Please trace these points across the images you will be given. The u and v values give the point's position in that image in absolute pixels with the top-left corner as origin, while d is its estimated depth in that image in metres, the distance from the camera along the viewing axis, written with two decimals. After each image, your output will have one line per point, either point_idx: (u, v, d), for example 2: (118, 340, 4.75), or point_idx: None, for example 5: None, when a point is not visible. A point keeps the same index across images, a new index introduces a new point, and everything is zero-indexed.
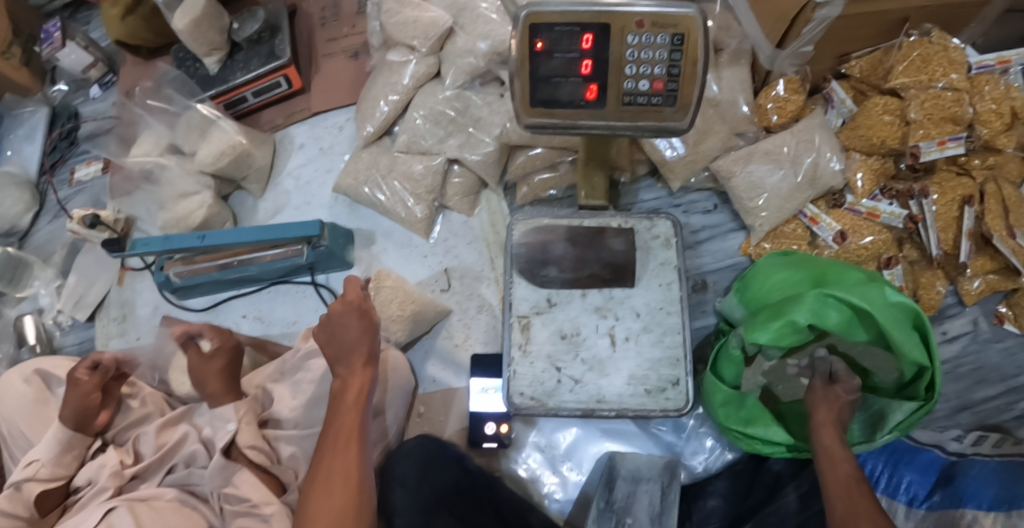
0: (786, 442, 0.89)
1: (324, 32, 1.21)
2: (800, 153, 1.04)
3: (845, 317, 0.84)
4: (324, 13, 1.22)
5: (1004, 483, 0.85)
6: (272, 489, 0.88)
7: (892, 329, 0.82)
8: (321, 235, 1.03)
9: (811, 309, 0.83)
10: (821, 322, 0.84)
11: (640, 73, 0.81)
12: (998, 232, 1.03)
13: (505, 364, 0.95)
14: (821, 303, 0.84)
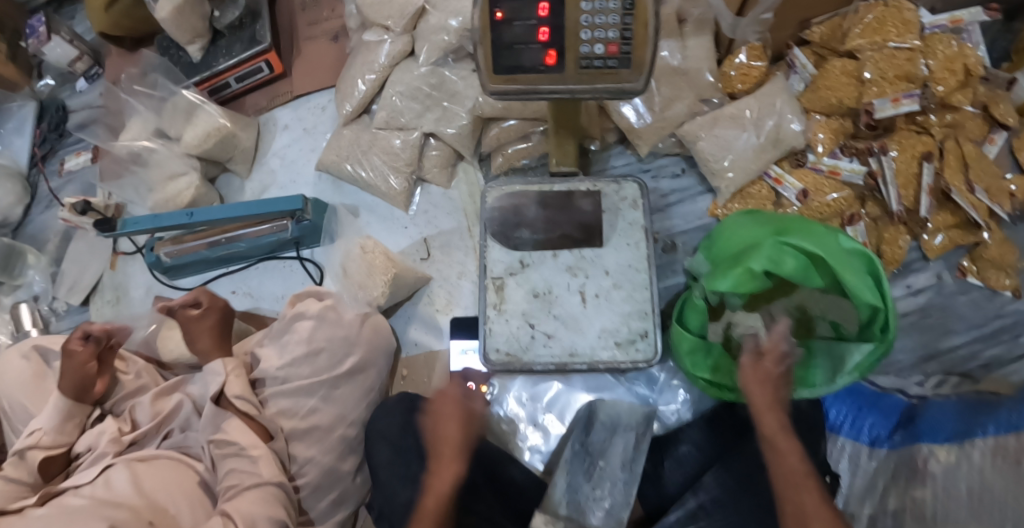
0: None
1: (304, 17, 1.25)
2: (763, 117, 1.08)
3: (801, 264, 0.88)
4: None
5: (961, 417, 0.87)
6: (259, 436, 0.93)
7: (845, 273, 0.86)
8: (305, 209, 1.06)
9: (767, 258, 0.87)
10: (777, 270, 0.88)
11: (595, 37, 0.85)
12: (956, 187, 1.07)
13: (482, 322, 1.00)
14: (777, 250, 0.87)
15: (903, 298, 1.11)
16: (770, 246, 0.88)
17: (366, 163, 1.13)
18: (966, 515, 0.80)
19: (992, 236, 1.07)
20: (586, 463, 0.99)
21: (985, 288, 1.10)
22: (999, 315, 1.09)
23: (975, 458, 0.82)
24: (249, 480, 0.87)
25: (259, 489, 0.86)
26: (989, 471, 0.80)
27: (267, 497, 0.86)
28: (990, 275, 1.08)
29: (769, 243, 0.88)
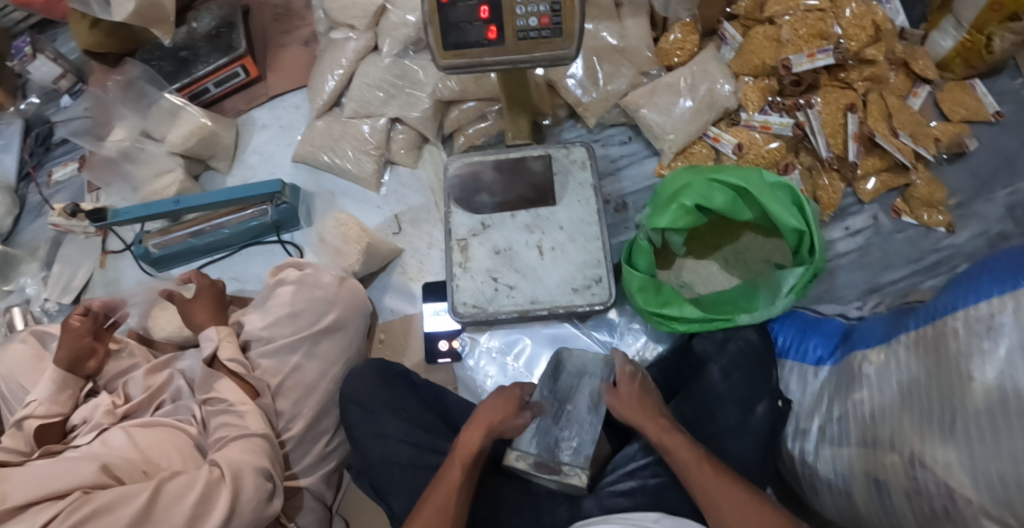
0: (699, 317, 1.02)
1: (277, 26, 1.38)
2: (696, 83, 1.19)
3: (729, 198, 1.00)
4: (275, 9, 1.39)
5: (889, 326, 0.94)
6: (247, 392, 0.99)
7: (768, 199, 0.98)
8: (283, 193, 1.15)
9: (699, 193, 1.00)
10: (708, 204, 1.01)
11: (529, 12, 0.95)
12: (880, 133, 1.15)
13: (449, 280, 1.08)
14: (707, 187, 1.00)
15: (842, 239, 1.19)
16: (700, 184, 1.00)
17: (338, 151, 1.23)
18: (894, 404, 0.87)
19: (918, 177, 1.15)
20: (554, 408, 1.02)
21: (919, 226, 1.17)
22: (936, 250, 1.15)
23: (902, 353, 0.89)
24: (236, 432, 0.93)
25: (243, 440, 0.92)
26: (911, 362, 0.87)
27: (256, 447, 0.92)
28: (921, 213, 1.16)
29: (700, 180, 1.00)
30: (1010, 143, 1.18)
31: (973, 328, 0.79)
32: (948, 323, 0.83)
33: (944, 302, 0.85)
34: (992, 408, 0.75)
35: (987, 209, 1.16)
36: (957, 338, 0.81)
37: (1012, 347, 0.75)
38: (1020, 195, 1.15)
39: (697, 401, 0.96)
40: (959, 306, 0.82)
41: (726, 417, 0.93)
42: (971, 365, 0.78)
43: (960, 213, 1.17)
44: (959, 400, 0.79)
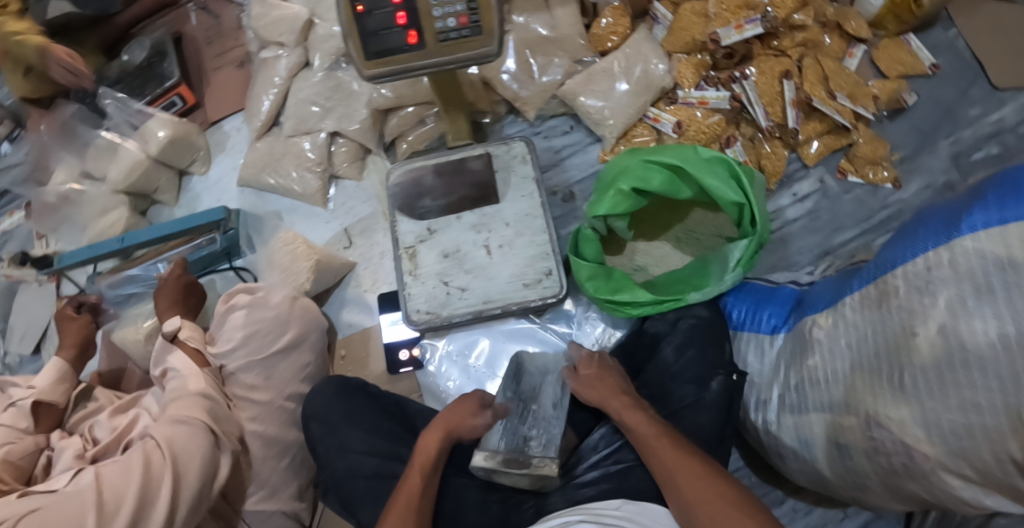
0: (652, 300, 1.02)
1: (211, 50, 1.37)
2: (631, 66, 1.19)
3: (666, 177, 1.00)
4: (208, 34, 1.38)
5: (835, 288, 0.96)
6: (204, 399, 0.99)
7: (704, 174, 0.98)
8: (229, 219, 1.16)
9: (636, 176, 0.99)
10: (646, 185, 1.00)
11: (446, 13, 0.95)
12: (817, 97, 1.15)
13: (400, 289, 1.08)
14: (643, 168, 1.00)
15: (792, 205, 1.19)
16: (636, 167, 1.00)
17: (281, 171, 1.21)
18: (846, 367, 0.87)
19: (860, 136, 1.16)
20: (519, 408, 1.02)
21: (867, 185, 1.18)
22: (885, 206, 1.16)
23: (849, 315, 0.89)
24: (178, 393, 0.94)
25: (185, 401, 0.93)
26: (860, 323, 0.87)
27: (196, 404, 0.93)
28: (866, 171, 1.17)
29: (636, 163, 1.00)
30: (948, 93, 1.19)
31: (911, 284, 0.80)
32: (888, 281, 0.84)
33: (884, 261, 0.86)
34: (939, 362, 0.75)
35: (932, 160, 1.17)
36: (898, 295, 0.81)
37: (952, 298, 0.75)
38: (962, 144, 1.16)
39: (655, 383, 0.99)
40: (898, 263, 0.83)
41: (683, 396, 0.94)
42: (914, 321, 0.78)
43: (906, 168, 1.17)
44: (906, 356, 0.79)
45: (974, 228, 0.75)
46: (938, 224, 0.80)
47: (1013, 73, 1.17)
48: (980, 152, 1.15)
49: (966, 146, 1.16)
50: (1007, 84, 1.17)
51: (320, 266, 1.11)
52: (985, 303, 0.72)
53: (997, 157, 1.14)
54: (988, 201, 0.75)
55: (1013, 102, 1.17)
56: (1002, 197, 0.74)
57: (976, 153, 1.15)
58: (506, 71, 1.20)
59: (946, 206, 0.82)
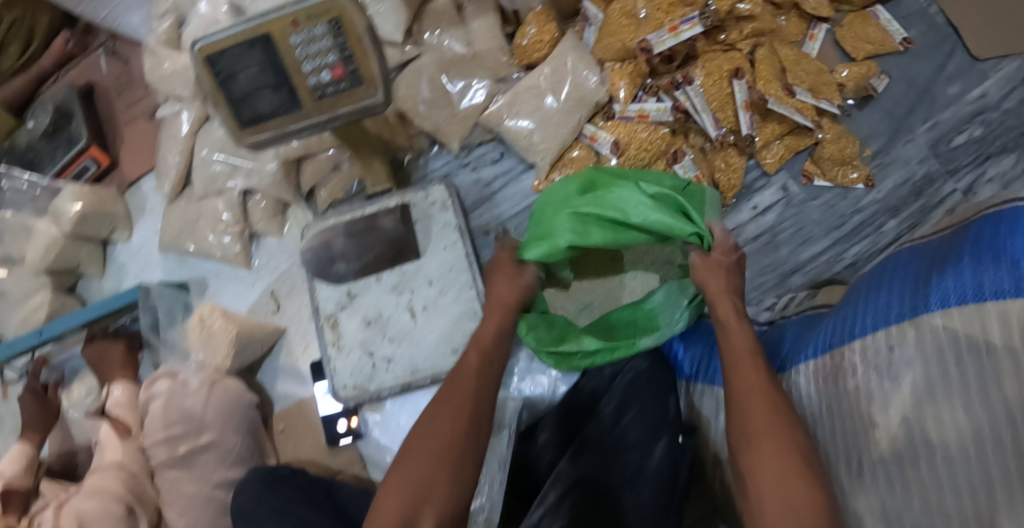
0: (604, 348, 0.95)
1: (122, 101, 1.22)
2: (558, 80, 1.06)
3: (610, 230, 0.92)
4: (119, 83, 1.23)
5: (794, 340, 0.84)
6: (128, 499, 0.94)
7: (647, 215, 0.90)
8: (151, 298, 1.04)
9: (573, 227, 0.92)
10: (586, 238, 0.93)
11: (317, 66, 0.85)
12: (772, 96, 1.00)
13: (324, 363, 1.01)
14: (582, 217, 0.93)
15: (752, 221, 1.05)
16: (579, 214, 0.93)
17: (197, 235, 1.10)
18: None
19: (825, 134, 1.01)
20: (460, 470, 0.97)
21: (835, 188, 1.04)
22: (858, 210, 1.02)
23: (803, 385, 0.78)
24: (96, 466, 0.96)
25: (98, 478, 0.94)
26: (815, 395, 0.76)
27: (112, 475, 0.95)
28: (835, 172, 1.02)
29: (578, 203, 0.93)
30: (923, 70, 1.03)
31: (871, 364, 0.69)
32: (846, 355, 0.73)
33: (841, 327, 0.74)
34: (899, 455, 0.65)
35: (909, 151, 1.02)
36: (855, 374, 0.71)
37: (916, 385, 0.65)
38: (941, 128, 1.02)
39: (587, 448, 0.90)
40: (857, 334, 0.72)
41: (623, 466, 0.87)
42: (873, 406, 0.68)
43: (879, 163, 1.03)
44: (863, 444, 0.69)
45: (944, 300, 0.64)
46: (904, 291, 0.69)
47: (994, 40, 1.01)
48: (961, 135, 1.01)
49: (946, 130, 1.01)
50: (987, 53, 1.01)
51: (242, 336, 1.02)
52: (953, 395, 0.61)
53: (980, 140, 1.00)
54: (962, 266, 0.65)
55: (996, 73, 1.01)
56: (976, 263, 0.63)
57: (957, 138, 1.01)
58: (423, 100, 1.07)
59: (913, 266, 0.72)
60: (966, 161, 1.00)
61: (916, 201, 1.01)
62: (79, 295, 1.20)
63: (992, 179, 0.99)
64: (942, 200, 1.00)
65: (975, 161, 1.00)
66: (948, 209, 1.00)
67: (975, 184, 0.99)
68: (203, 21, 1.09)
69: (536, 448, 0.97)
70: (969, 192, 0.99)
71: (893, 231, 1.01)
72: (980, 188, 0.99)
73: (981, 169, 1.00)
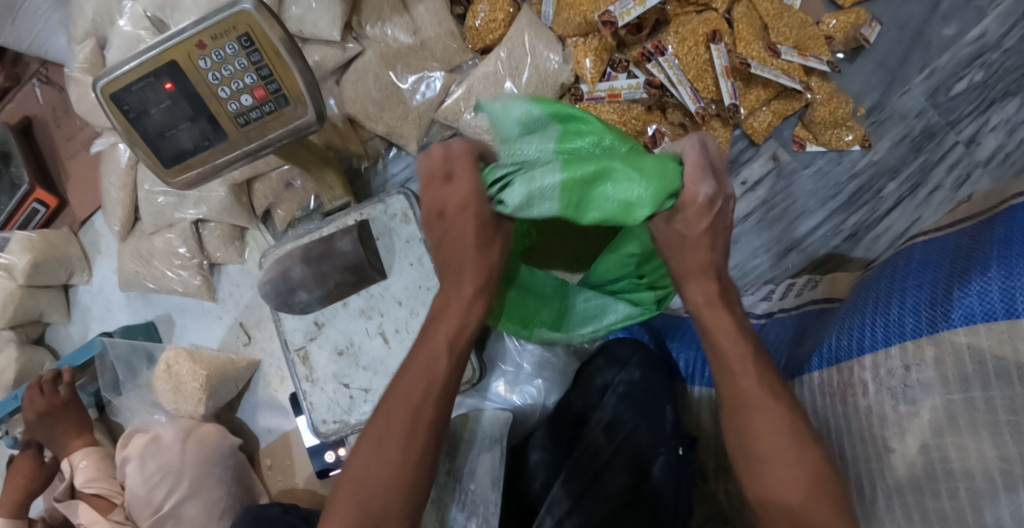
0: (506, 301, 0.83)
1: (61, 132, 1.13)
2: (517, 64, 0.96)
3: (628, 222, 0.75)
4: (56, 112, 1.14)
5: (794, 342, 0.79)
6: None
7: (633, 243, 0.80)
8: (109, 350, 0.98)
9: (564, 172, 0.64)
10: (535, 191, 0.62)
11: (235, 90, 0.77)
12: (753, 59, 0.90)
13: (300, 399, 0.95)
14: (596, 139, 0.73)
15: (741, 198, 0.98)
16: (597, 183, 0.63)
17: (155, 274, 1.04)
18: None
19: (815, 96, 0.92)
20: (457, 492, 0.91)
21: (829, 151, 0.95)
22: (853, 175, 0.95)
23: (807, 398, 0.73)
24: None
25: None
26: (821, 412, 0.71)
27: None
28: (827, 136, 0.94)
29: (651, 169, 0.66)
30: (916, 10, 0.93)
31: (884, 384, 0.63)
32: (855, 371, 0.66)
33: (848, 337, 0.68)
34: (918, 482, 0.60)
35: (906, 104, 0.94)
36: (867, 393, 0.65)
37: (936, 412, 0.59)
38: (939, 76, 0.93)
39: (580, 468, 0.85)
40: (866, 348, 0.65)
41: (620, 488, 0.83)
42: (888, 432, 0.63)
43: (874, 121, 0.95)
44: (879, 470, 0.64)
45: (968, 317, 0.56)
46: (919, 301, 0.61)
47: None
48: (960, 82, 0.93)
49: (945, 77, 0.93)
50: None
51: (213, 378, 0.97)
52: (978, 426, 0.55)
53: (980, 86, 0.92)
54: (988, 275, 0.56)
55: (994, 8, 0.92)
56: (1007, 274, 0.55)
57: (957, 85, 0.93)
58: (371, 101, 0.98)
59: (929, 266, 0.63)
60: (967, 111, 0.93)
61: (915, 159, 0.94)
62: (48, 344, 1.14)
63: (995, 127, 0.92)
64: (944, 155, 0.93)
65: (976, 109, 0.92)
66: (950, 164, 0.93)
67: (978, 134, 0.92)
68: (125, 40, 0.99)
69: (527, 468, 0.93)
70: (971, 142, 0.93)
71: (893, 195, 0.94)
72: (983, 138, 0.92)
73: (984, 117, 0.92)
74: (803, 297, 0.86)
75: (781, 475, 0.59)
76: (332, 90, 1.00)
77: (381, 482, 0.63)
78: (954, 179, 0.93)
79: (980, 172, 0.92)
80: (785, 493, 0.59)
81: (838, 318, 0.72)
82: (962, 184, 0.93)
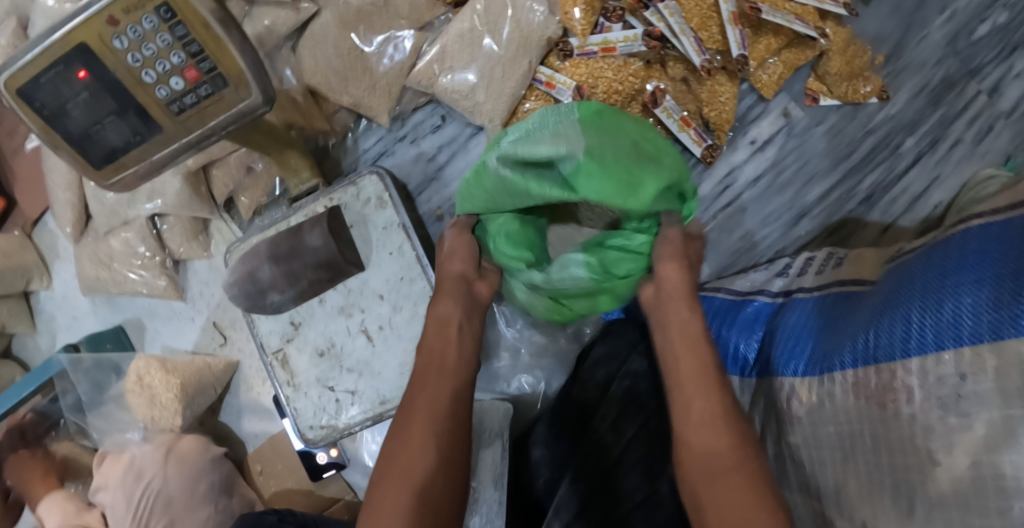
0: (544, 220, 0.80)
1: (0, 124, 1.01)
2: (495, 20, 0.84)
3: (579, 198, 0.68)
4: None
5: (822, 332, 0.70)
6: None
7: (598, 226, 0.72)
8: (80, 361, 0.91)
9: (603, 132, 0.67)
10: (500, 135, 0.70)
11: (163, 73, 0.66)
12: (763, 3, 0.82)
13: (283, 405, 0.88)
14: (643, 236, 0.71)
15: (751, 159, 0.90)
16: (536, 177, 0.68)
17: (116, 277, 0.95)
18: (835, 461, 0.65)
19: (832, 44, 0.83)
20: None
21: (845, 104, 0.89)
22: (869, 132, 0.89)
23: (835, 395, 0.65)
24: None
25: None
26: (852, 413, 0.63)
27: None
28: (844, 89, 0.86)
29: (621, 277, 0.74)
30: None
31: (932, 392, 0.56)
32: (897, 374, 0.59)
33: (888, 335, 0.60)
34: (965, 499, 0.53)
35: (923, 53, 0.88)
36: (910, 401, 0.57)
37: (993, 427, 0.52)
38: (959, 18, 0.88)
39: (589, 466, 0.77)
40: (911, 351, 0.57)
41: (631, 491, 0.76)
42: (934, 446, 0.55)
43: (891, 71, 0.89)
44: (919, 485, 0.57)
45: None
46: (978, 302, 0.53)
47: None
48: (984, 25, 0.87)
49: (966, 19, 0.87)
50: None
51: (188, 386, 0.90)
52: None
53: (1004, 29, 0.87)
54: None
55: None
56: None
57: (980, 28, 0.87)
58: (332, 71, 0.86)
59: (988, 258, 0.55)
60: (991, 56, 0.87)
61: (935, 112, 0.88)
62: (17, 356, 1.06)
63: (1021, 73, 0.87)
64: (967, 105, 0.87)
65: (999, 55, 0.87)
66: (973, 116, 0.88)
67: (1001, 83, 0.87)
68: (51, 18, 0.86)
69: (529, 464, 0.85)
70: (994, 92, 0.87)
71: (912, 151, 0.88)
72: (1007, 87, 0.87)
73: (1007, 64, 0.87)
74: (823, 276, 0.77)
75: (702, 427, 0.60)
76: (289, 60, 0.88)
77: (437, 378, 0.68)
78: (975, 132, 0.87)
79: (1003, 124, 0.87)
80: (712, 445, 0.58)
81: (872, 308, 0.64)
82: (984, 137, 0.87)
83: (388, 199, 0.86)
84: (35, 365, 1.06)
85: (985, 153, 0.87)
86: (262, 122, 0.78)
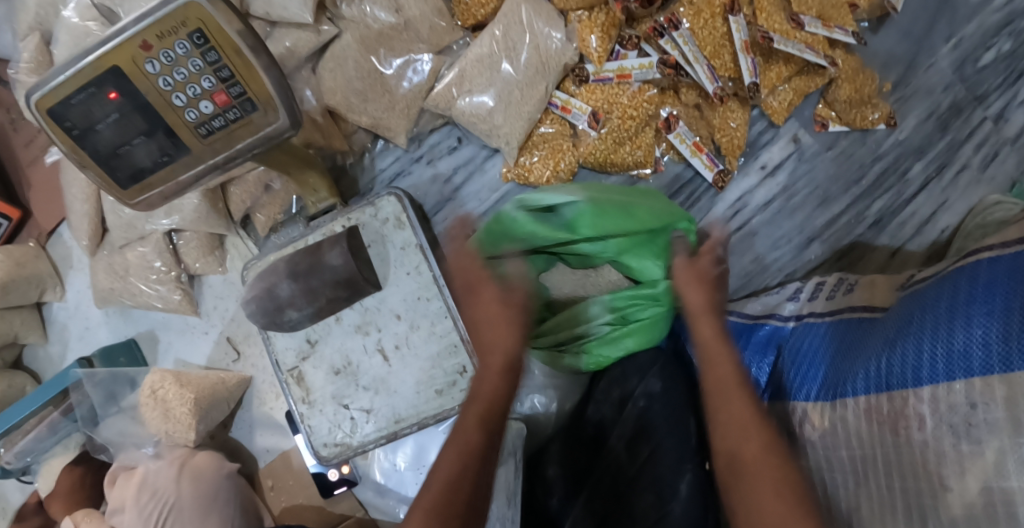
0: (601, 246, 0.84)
1: (16, 137, 1.02)
2: (513, 44, 0.86)
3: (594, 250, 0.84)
4: (9, 116, 1.02)
5: (833, 358, 0.72)
6: None
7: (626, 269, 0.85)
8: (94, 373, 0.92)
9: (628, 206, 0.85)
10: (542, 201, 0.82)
11: (193, 97, 0.67)
12: (776, 32, 0.83)
13: (297, 422, 0.89)
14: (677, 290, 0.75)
15: (761, 184, 0.92)
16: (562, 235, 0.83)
17: (131, 289, 0.96)
18: (848, 485, 0.66)
19: (840, 72, 0.86)
20: None
21: (853, 131, 0.91)
22: (878, 157, 0.91)
23: (848, 420, 0.66)
24: None
25: None
26: (866, 439, 0.64)
27: None
28: (852, 115, 0.89)
29: (635, 331, 0.85)
30: None
31: (944, 419, 0.57)
32: (910, 401, 0.60)
33: (901, 363, 0.61)
34: (978, 526, 0.55)
35: (931, 77, 0.90)
36: (923, 427, 0.59)
37: (1003, 455, 0.53)
38: (966, 46, 0.90)
39: (603, 489, 0.80)
40: (923, 380, 0.59)
41: (645, 511, 0.76)
42: (945, 471, 0.57)
43: (898, 97, 0.91)
44: (932, 510, 0.58)
45: None
46: (988, 334, 0.55)
47: None
48: (989, 52, 0.90)
49: (972, 47, 0.90)
50: None
51: (203, 401, 0.90)
52: None
53: (1010, 56, 0.89)
54: None
55: None
56: None
57: (985, 56, 0.90)
58: (352, 91, 0.88)
59: (997, 292, 0.56)
60: (996, 83, 0.90)
61: (943, 137, 0.90)
62: (27, 367, 1.06)
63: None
64: (972, 132, 0.90)
65: (1005, 81, 0.90)
66: (978, 141, 0.90)
67: (1006, 109, 0.90)
68: (73, 35, 0.87)
69: (543, 483, 0.86)
70: (999, 119, 0.90)
71: (919, 177, 0.90)
72: (1011, 113, 0.90)
73: (1012, 91, 0.90)
74: (835, 300, 0.79)
75: (733, 438, 0.60)
76: (309, 80, 0.88)
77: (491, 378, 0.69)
78: (981, 158, 0.90)
79: (1008, 150, 0.90)
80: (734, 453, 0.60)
81: (885, 336, 0.66)
82: (990, 162, 0.90)
83: (407, 217, 0.87)
84: (46, 377, 1.06)
85: (992, 177, 0.90)
86: (287, 142, 0.80)
